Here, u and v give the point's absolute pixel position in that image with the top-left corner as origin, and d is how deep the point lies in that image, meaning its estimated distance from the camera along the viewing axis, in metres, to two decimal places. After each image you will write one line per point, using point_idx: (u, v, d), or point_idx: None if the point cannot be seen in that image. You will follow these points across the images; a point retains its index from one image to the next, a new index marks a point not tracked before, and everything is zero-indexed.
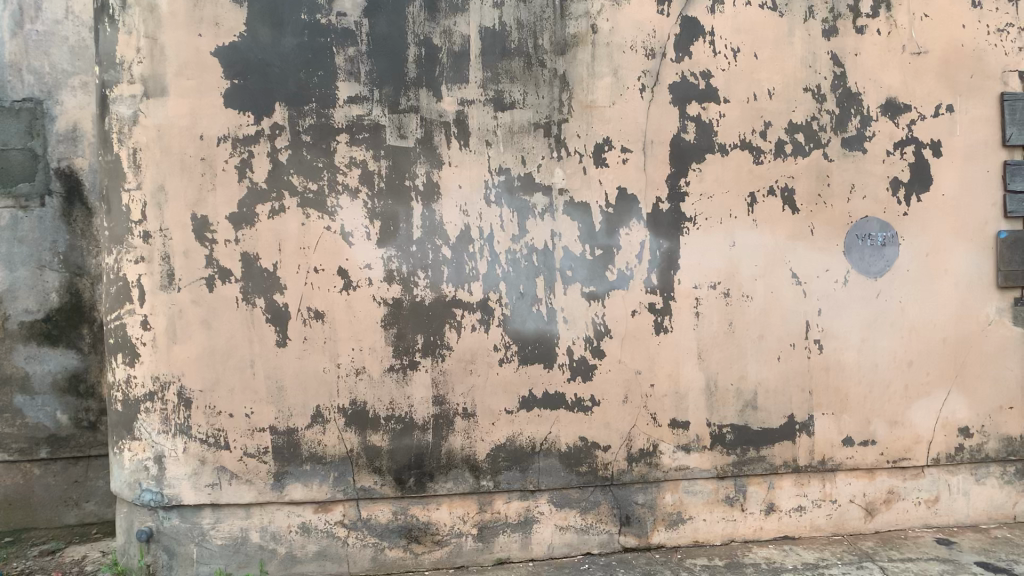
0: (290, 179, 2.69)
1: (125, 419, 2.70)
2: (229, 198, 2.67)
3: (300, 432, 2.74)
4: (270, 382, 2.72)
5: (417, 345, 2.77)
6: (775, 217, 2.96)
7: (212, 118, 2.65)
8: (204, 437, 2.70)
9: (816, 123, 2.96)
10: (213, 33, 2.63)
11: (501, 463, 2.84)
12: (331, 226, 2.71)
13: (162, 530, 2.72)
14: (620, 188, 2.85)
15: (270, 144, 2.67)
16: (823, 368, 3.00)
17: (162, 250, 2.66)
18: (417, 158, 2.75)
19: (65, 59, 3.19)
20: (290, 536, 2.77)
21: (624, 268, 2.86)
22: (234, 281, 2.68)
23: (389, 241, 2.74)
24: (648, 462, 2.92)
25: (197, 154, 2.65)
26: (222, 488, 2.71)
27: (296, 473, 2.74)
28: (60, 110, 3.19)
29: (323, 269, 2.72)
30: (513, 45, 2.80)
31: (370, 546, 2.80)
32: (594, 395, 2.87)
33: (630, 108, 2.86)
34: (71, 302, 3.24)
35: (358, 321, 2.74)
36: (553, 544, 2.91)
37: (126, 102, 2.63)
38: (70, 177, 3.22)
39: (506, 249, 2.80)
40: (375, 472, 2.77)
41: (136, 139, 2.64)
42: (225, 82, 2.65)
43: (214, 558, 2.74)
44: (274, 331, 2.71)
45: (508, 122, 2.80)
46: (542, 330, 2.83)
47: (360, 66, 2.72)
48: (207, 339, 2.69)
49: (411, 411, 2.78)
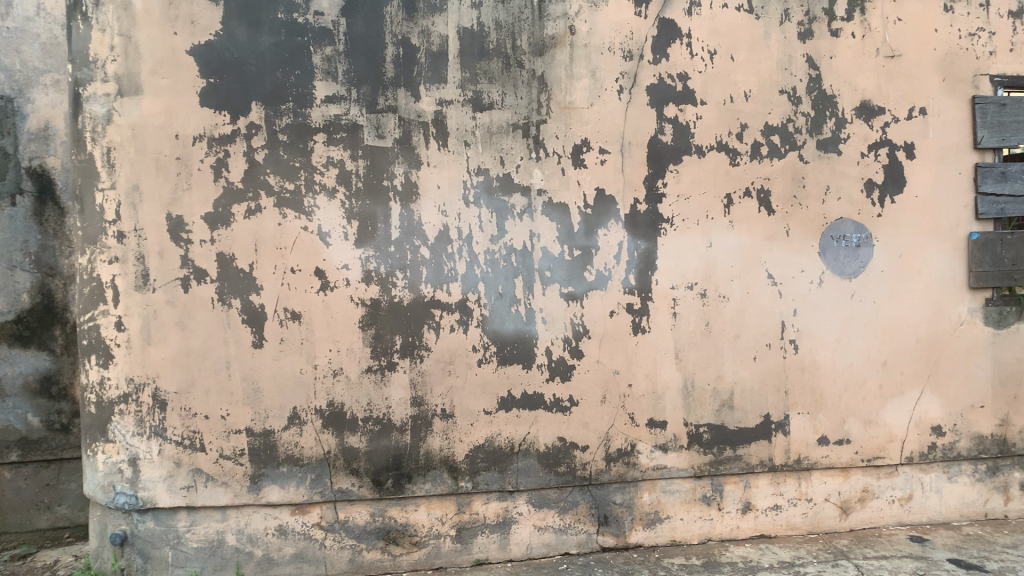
0: (267, 179, 2.67)
1: (98, 421, 2.66)
2: (204, 198, 2.64)
3: (277, 433, 2.72)
4: (247, 383, 2.70)
5: (395, 346, 2.76)
6: (751, 218, 2.98)
7: (187, 117, 2.62)
8: (178, 439, 2.67)
9: (792, 125, 2.99)
10: (189, 31, 2.61)
11: (479, 464, 2.84)
12: (308, 226, 2.69)
13: (136, 534, 2.69)
14: (598, 189, 2.86)
15: (246, 144, 2.65)
16: (798, 367, 3.03)
17: (136, 251, 2.63)
18: (396, 158, 2.74)
19: (36, 57, 3.15)
20: (266, 539, 2.75)
21: (602, 269, 2.87)
22: (210, 282, 2.66)
23: (367, 241, 2.72)
24: (626, 462, 2.93)
25: (172, 153, 2.62)
26: (197, 490, 2.69)
27: (272, 475, 2.72)
28: (31, 108, 3.15)
29: (300, 269, 2.70)
30: (492, 45, 2.80)
31: (348, 548, 2.79)
32: (573, 395, 2.88)
33: (608, 110, 2.87)
34: (43, 303, 3.19)
35: (335, 322, 2.73)
36: (531, 544, 2.91)
37: (100, 100, 2.60)
38: (41, 176, 3.18)
39: (485, 249, 2.80)
40: (352, 474, 2.76)
41: (110, 138, 2.61)
42: (201, 81, 2.62)
43: (190, 561, 2.71)
44: (250, 332, 2.69)
45: (486, 122, 2.80)
46: (521, 330, 2.83)
47: (337, 65, 2.70)
48: (182, 340, 2.66)
49: (389, 412, 2.77)
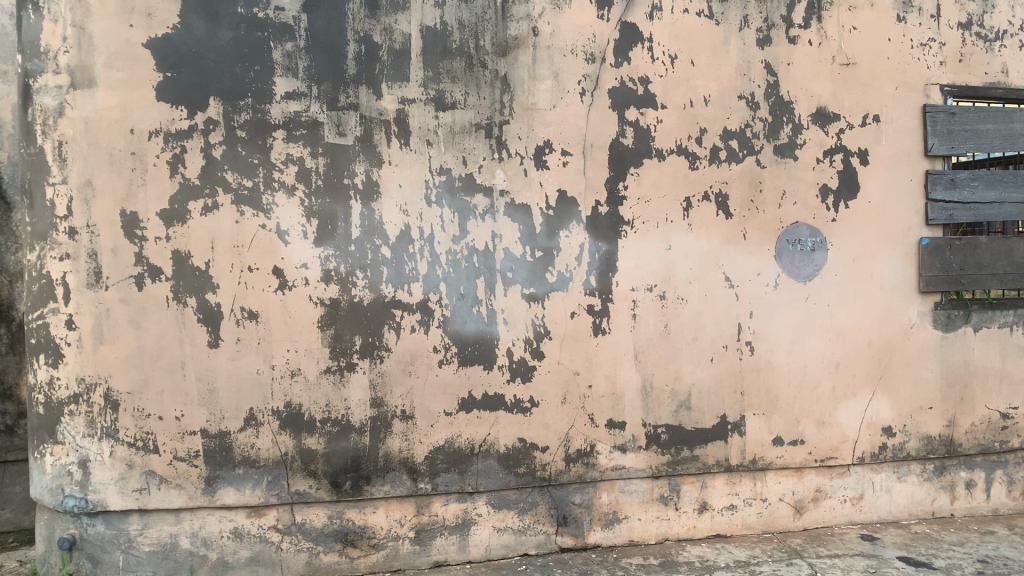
0: (224, 175, 2.62)
1: (46, 422, 2.58)
2: (160, 195, 2.59)
3: (233, 435, 2.67)
4: (202, 384, 2.64)
5: (355, 346, 2.74)
6: (710, 221, 3.01)
7: (142, 111, 2.56)
8: (131, 441, 2.61)
9: (750, 130, 3.03)
10: (145, 24, 2.55)
11: (439, 466, 2.82)
12: (267, 224, 2.65)
13: (86, 538, 2.62)
14: (560, 190, 2.87)
15: (203, 140, 2.60)
16: (754, 369, 3.07)
17: (89, 248, 2.56)
18: (357, 156, 2.72)
19: None
20: (221, 542, 2.70)
21: (563, 270, 2.88)
22: (165, 280, 2.60)
23: (326, 240, 2.69)
24: (585, 463, 2.95)
25: (127, 148, 2.56)
26: (150, 493, 2.63)
27: (228, 477, 2.67)
28: None
29: (258, 268, 2.66)
30: (455, 45, 2.79)
31: (305, 551, 2.75)
32: (533, 396, 2.88)
33: (570, 111, 2.88)
34: None
35: (293, 322, 2.69)
36: (490, 545, 2.90)
37: (51, 92, 2.53)
38: None
39: (446, 249, 2.79)
40: (310, 476, 2.72)
41: (62, 132, 2.54)
42: (158, 75, 2.57)
43: (142, 565, 2.65)
44: (205, 331, 2.64)
45: (449, 122, 2.79)
46: (482, 331, 2.83)
47: (298, 61, 2.67)
48: (136, 340, 2.60)
49: (348, 413, 2.74)
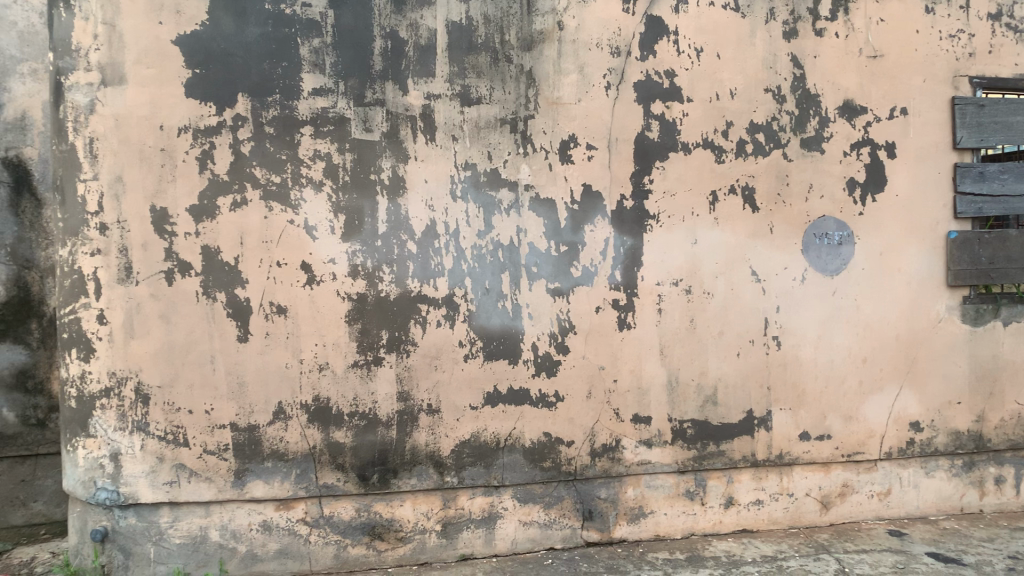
0: (253, 171, 2.64)
1: (79, 416, 2.62)
2: (189, 190, 2.61)
3: (262, 428, 2.69)
4: (231, 378, 2.67)
5: (381, 341, 2.75)
6: (736, 215, 3.00)
7: (171, 108, 2.59)
8: (162, 434, 2.64)
9: (776, 123, 3.01)
10: (174, 21, 2.57)
11: (464, 460, 2.83)
12: (294, 220, 2.67)
13: (118, 530, 2.66)
14: (585, 184, 2.87)
15: (232, 136, 2.62)
16: (781, 364, 3.05)
17: (119, 243, 2.59)
18: (383, 152, 2.73)
19: (12, 45, 3.08)
20: (250, 534, 2.73)
21: (588, 265, 2.88)
22: (195, 275, 2.63)
23: (353, 235, 2.71)
24: (611, 458, 2.95)
25: (156, 144, 2.59)
26: (180, 485, 2.66)
27: (257, 470, 2.70)
28: (7, 97, 3.09)
29: (285, 263, 2.68)
30: (480, 40, 2.79)
31: (333, 544, 2.77)
32: (558, 391, 2.88)
33: (595, 105, 2.87)
34: (19, 296, 3.14)
35: (321, 316, 2.71)
36: (516, 539, 2.91)
37: (82, 89, 2.56)
38: (18, 167, 3.12)
39: (472, 244, 2.80)
40: (338, 469, 2.74)
41: (93, 128, 2.57)
42: (187, 71, 2.59)
43: (172, 557, 2.68)
44: (234, 326, 2.66)
45: (474, 117, 2.80)
46: (507, 325, 2.83)
47: (324, 57, 2.68)
48: (166, 334, 2.63)
49: (374, 407, 2.76)
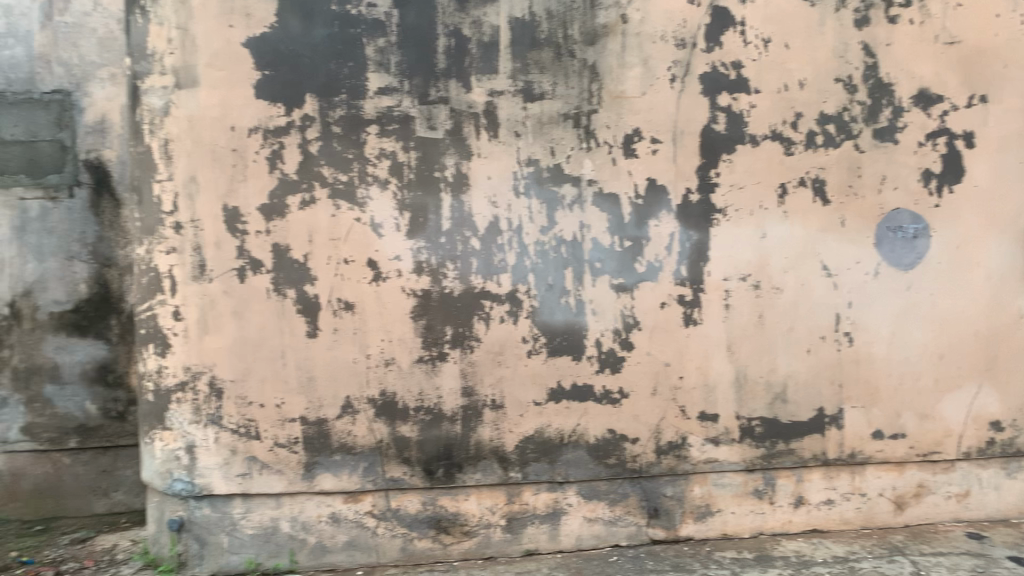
0: (320, 170, 2.69)
1: (156, 409, 2.71)
2: (259, 190, 2.67)
3: (330, 422, 2.74)
4: (300, 373, 2.72)
5: (445, 337, 2.77)
6: (806, 208, 2.93)
7: (242, 109, 2.65)
8: (234, 427, 2.71)
9: (848, 114, 2.93)
10: (244, 24, 2.63)
11: (529, 455, 2.84)
12: (360, 217, 2.71)
13: (193, 520, 2.74)
14: (650, 179, 2.84)
15: (300, 136, 2.68)
16: (853, 360, 2.98)
17: (193, 242, 2.67)
18: (447, 149, 2.75)
19: (93, 51, 3.22)
20: (319, 526, 2.78)
21: (653, 260, 2.85)
22: (265, 272, 2.69)
23: (417, 232, 2.74)
24: (676, 455, 2.92)
25: (228, 145, 2.66)
26: (252, 477, 2.73)
27: (325, 463, 2.75)
28: (88, 101, 3.23)
29: (352, 260, 2.72)
30: (543, 35, 2.78)
31: (399, 537, 2.81)
32: (623, 387, 2.86)
33: (660, 99, 2.84)
34: (100, 293, 3.27)
35: (386, 312, 2.74)
36: (581, 535, 2.91)
37: (158, 93, 2.64)
38: (98, 169, 3.25)
39: (536, 240, 2.80)
40: (404, 463, 2.78)
41: (168, 130, 2.65)
42: (256, 73, 2.65)
43: (245, 547, 2.75)
44: (302, 322, 2.71)
45: (537, 113, 2.79)
46: (571, 322, 2.83)
47: (389, 56, 2.71)
48: (238, 330, 2.70)
49: (439, 402, 2.78)
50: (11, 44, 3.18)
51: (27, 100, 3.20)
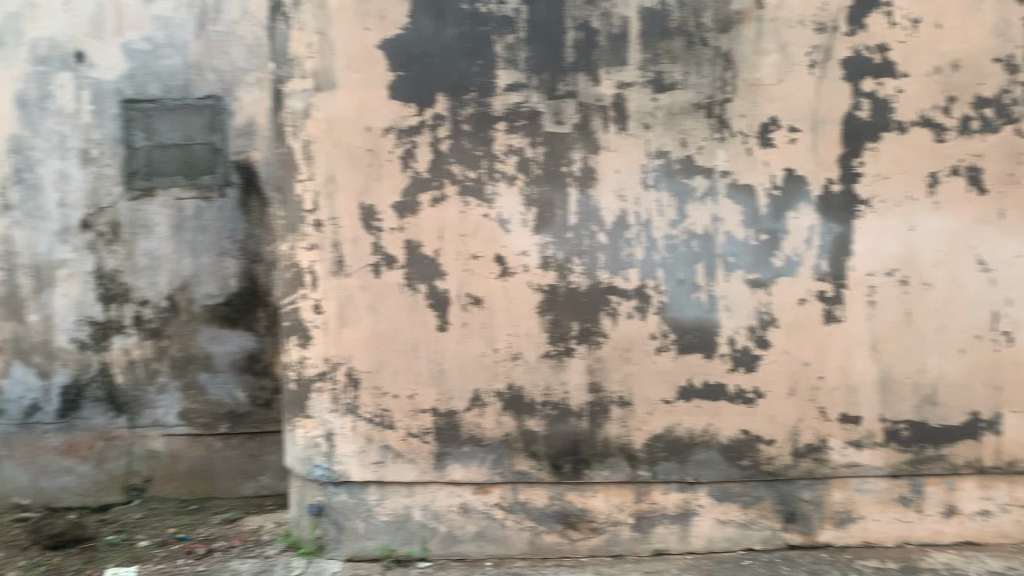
0: (451, 167, 2.74)
1: (298, 397, 2.84)
2: (393, 187, 2.75)
3: (459, 414, 2.79)
4: (431, 365, 2.78)
5: (573, 332, 2.76)
6: (960, 198, 2.74)
7: (377, 110, 2.73)
8: (369, 417, 2.80)
9: (1008, 96, 2.72)
10: (379, 26, 2.71)
11: (658, 453, 2.79)
12: (489, 213, 2.74)
13: (331, 505, 2.86)
14: (787, 169, 2.73)
15: (432, 134, 2.73)
16: (1013, 361, 2.76)
17: (331, 238, 2.77)
18: (575, 143, 2.74)
19: (242, 57, 3.41)
20: (450, 516, 2.84)
21: (790, 254, 2.74)
22: (398, 267, 2.76)
23: (545, 228, 2.74)
24: (815, 458, 2.80)
25: (364, 145, 2.74)
26: (387, 466, 2.81)
27: (456, 455, 2.80)
28: (237, 105, 3.42)
29: (481, 255, 2.75)
30: (674, 25, 2.72)
31: (527, 530, 2.83)
32: (757, 386, 2.77)
33: (797, 86, 2.73)
34: (248, 287, 3.46)
35: (515, 307, 2.76)
36: (712, 537, 2.84)
37: (299, 95, 2.76)
38: (247, 169, 3.44)
39: (666, 234, 2.75)
40: (531, 457, 2.79)
41: (308, 132, 2.76)
42: (391, 74, 2.72)
43: (379, 534, 2.85)
44: (434, 316, 2.77)
45: (668, 104, 2.74)
46: (702, 318, 2.76)
47: (518, 53, 2.72)
48: (372, 323, 2.79)
49: (567, 398, 2.78)
50: (169, 54, 3.39)
51: (183, 106, 3.42)
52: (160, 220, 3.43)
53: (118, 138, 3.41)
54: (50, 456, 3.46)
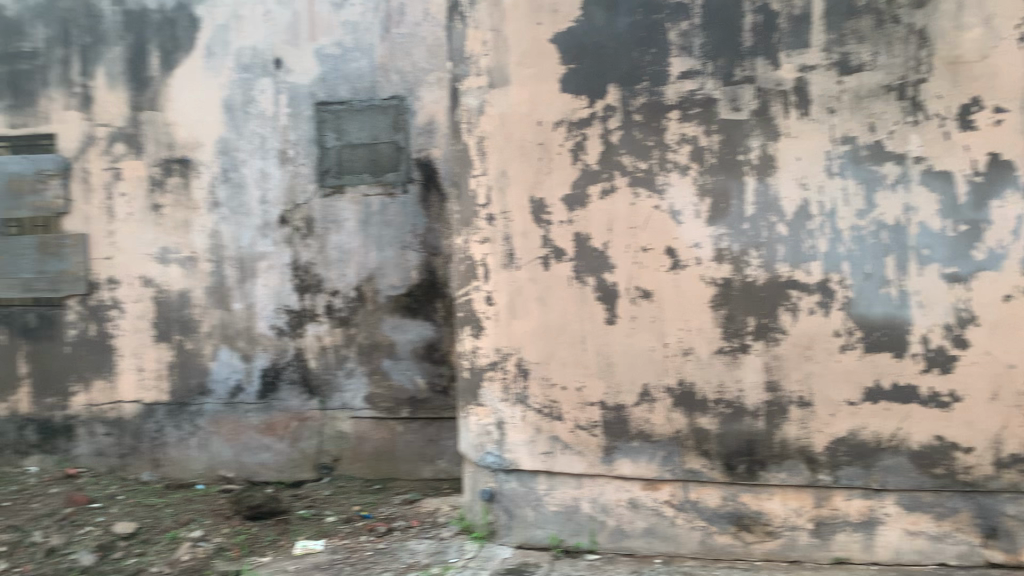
0: (621, 159, 2.71)
1: (471, 385, 2.93)
2: (564, 180, 2.76)
3: (628, 409, 2.77)
4: (600, 358, 2.78)
5: (748, 328, 2.67)
6: None
7: (549, 104, 2.76)
8: (538, 407, 2.84)
9: None
10: (552, 21, 2.73)
11: (840, 457, 2.64)
12: (660, 205, 2.70)
13: (502, 492, 2.92)
14: (992, 153, 2.49)
15: (603, 126, 2.72)
16: None
17: (503, 231, 2.83)
18: (752, 131, 2.64)
19: (424, 58, 3.55)
20: (619, 510, 2.82)
21: (994, 246, 2.51)
22: (568, 260, 2.78)
23: (720, 219, 2.66)
24: (1021, 470, 2.55)
25: (535, 139, 2.78)
26: (555, 457, 2.84)
27: (625, 449, 2.78)
28: (419, 104, 3.57)
29: (651, 248, 2.71)
30: (862, 2, 2.55)
31: (698, 529, 2.76)
32: (954, 389, 2.56)
33: (1006, 61, 2.48)
34: (428, 279, 3.60)
35: (686, 300, 2.70)
36: (901, 549, 2.65)
37: (473, 93, 2.83)
38: (427, 166, 3.58)
39: (851, 225, 2.59)
40: (702, 455, 2.73)
41: (482, 128, 2.83)
42: (563, 67, 2.74)
43: (548, 523, 2.88)
44: (603, 308, 2.77)
45: (854, 86, 2.57)
46: (891, 315, 2.58)
47: (693, 39, 2.65)
48: (542, 314, 2.82)
49: (741, 396, 2.69)
50: (357, 57, 3.59)
51: (369, 107, 3.61)
52: (348, 215, 3.64)
53: (311, 138, 3.64)
54: (252, 433, 3.76)
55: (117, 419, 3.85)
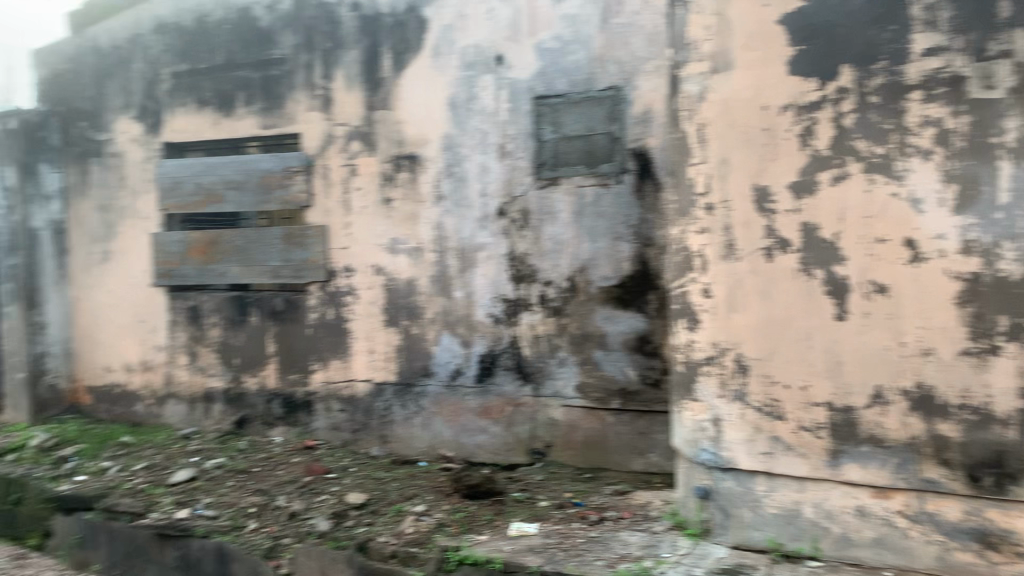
0: (855, 144, 2.55)
1: (686, 380, 2.91)
2: (790, 167, 2.64)
3: (858, 411, 2.60)
4: (828, 356, 2.63)
5: (1001, 328, 2.40)
6: None
7: (775, 88, 2.64)
8: (758, 405, 2.74)
9: None
10: (780, 2, 2.62)
11: None
12: (899, 192, 2.50)
13: (717, 491, 2.86)
14: None
15: (834, 109, 2.57)
16: None
17: (723, 221, 2.76)
18: (1009, 110, 2.37)
19: (642, 47, 3.51)
20: (845, 517, 2.66)
21: None
22: (793, 252, 2.66)
23: (971, 207, 2.43)
24: None
25: (759, 125, 2.67)
26: (775, 457, 2.73)
27: (853, 454, 2.62)
28: (636, 94, 3.54)
29: (888, 239, 2.53)
30: None
31: (936, 544, 2.54)
32: None
33: None
34: (641, 270, 3.56)
35: (927, 297, 2.49)
36: None
37: (695, 79, 2.79)
38: (643, 156, 3.54)
39: None
40: (943, 465, 2.50)
41: (703, 115, 2.79)
42: (791, 49, 2.61)
43: (767, 526, 2.78)
44: (832, 304, 2.62)
45: None
46: None
47: (939, 13, 2.44)
48: (764, 309, 2.71)
49: (989, 403, 2.43)
50: (575, 50, 3.62)
51: (586, 99, 3.63)
52: (563, 207, 3.68)
53: (529, 131, 3.73)
54: (470, 415, 3.91)
55: (351, 396, 4.17)
